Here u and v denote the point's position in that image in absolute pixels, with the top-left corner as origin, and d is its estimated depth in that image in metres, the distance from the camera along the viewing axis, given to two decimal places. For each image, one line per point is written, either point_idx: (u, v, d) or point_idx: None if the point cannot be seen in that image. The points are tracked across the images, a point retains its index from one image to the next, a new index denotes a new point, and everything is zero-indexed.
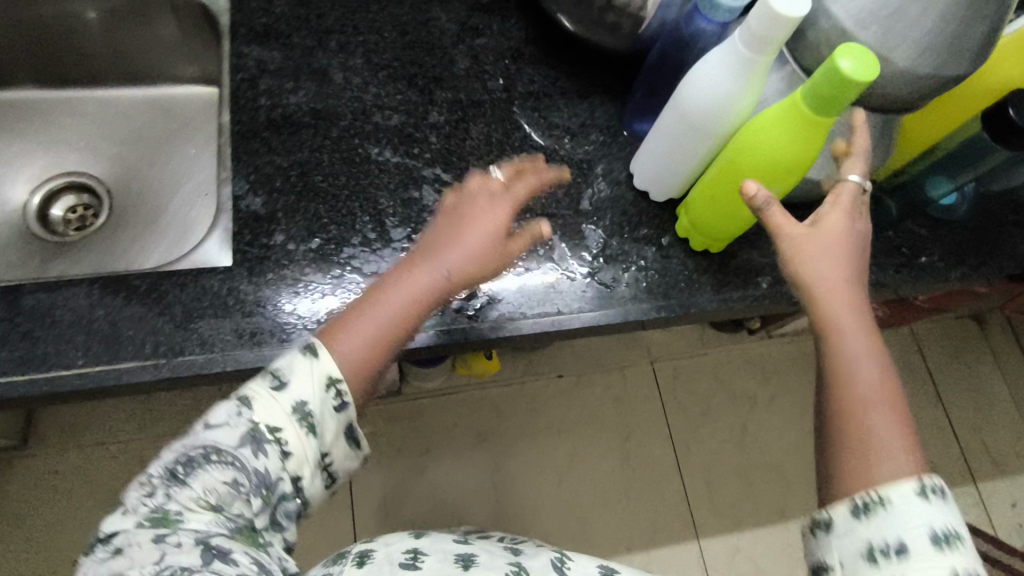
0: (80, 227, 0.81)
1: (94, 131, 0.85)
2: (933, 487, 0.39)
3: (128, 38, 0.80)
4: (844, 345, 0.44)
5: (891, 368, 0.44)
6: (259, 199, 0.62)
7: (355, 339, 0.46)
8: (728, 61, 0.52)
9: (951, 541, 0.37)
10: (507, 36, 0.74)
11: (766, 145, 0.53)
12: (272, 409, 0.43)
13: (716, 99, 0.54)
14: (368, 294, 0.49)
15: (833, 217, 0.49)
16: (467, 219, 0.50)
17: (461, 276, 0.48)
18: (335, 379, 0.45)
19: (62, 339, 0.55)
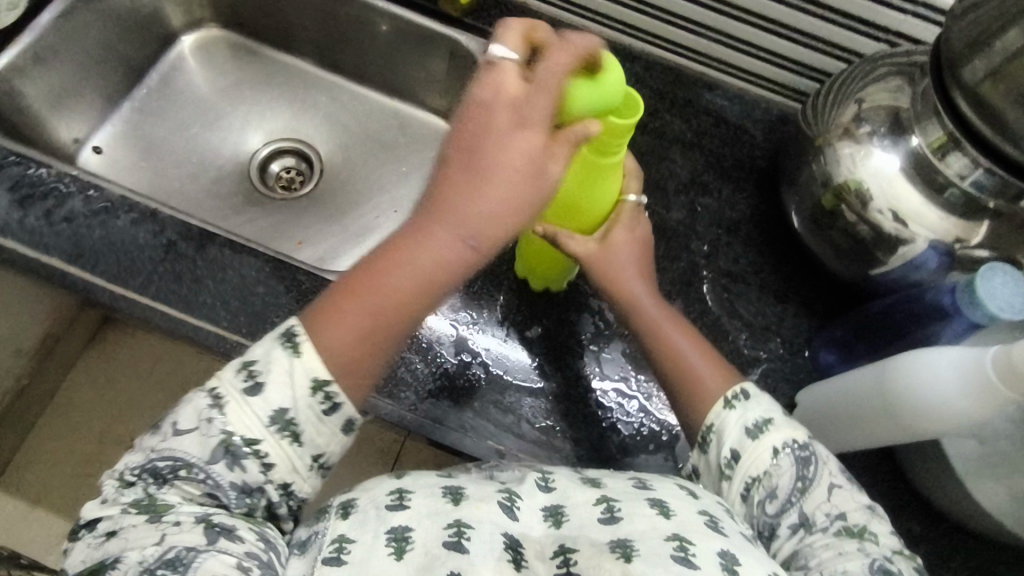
0: (286, 189, 0.89)
1: (338, 117, 0.94)
2: (734, 395, 0.50)
3: (404, 59, 0.88)
4: (662, 335, 0.55)
5: (695, 342, 0.54)
6: None
7: (345, 333, 0.44)
8: (961, 377, 0.49)
9: (761, 427, 0.48)
10: (730, 208, 0.72)
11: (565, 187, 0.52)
12: (246, 420, 0.42)
13: (937, 409, 0.50)
14: (358, 276, 0.45)
15: (619, 234, 0.58)
16: (479, 152, 0.43)
17: (485, 240, 0.43)
18: (323, 382, 0.43)
19: (222, 297, 0.59)
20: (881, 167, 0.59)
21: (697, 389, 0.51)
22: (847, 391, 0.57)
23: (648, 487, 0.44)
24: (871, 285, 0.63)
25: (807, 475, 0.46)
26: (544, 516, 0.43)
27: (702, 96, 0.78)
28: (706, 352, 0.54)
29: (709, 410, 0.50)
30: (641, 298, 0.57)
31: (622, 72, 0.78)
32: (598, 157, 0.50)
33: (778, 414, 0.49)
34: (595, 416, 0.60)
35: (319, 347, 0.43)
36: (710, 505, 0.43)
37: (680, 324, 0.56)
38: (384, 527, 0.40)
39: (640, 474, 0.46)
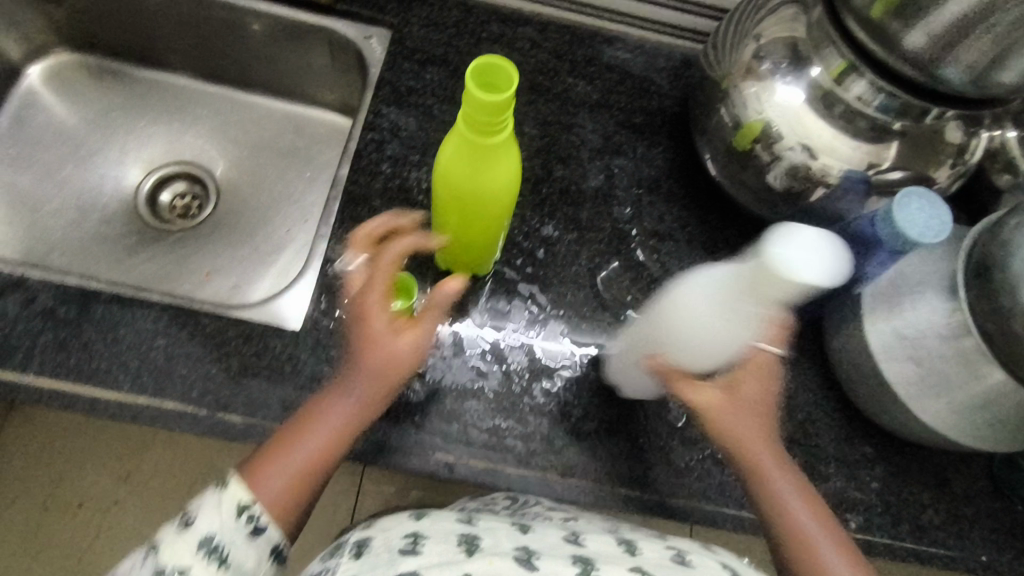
0: (183, 218, 0.83)
1: (225, 130, 0.86)
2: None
3: (283, 58, 0.81)
4: (765, 491, 0.48)
5: (824, 520, 0.47)
6: (348, 268, 0.60)
7: (275, 479, 0.43)
8: (719, 304, 0.44)
9: None
10: (648, 165, 0.70)
11: (458, 178, 0.46)
12: (178, 551, 0.40)
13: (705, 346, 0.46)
14: (271, 455, 0.44)
15: (746, 383, 0.50)
16: (368, 334, 0.47)
17: (370, 396, 0.47)
18: (246, 505, 0.42)
19: (120, 358, 0.54)
20: (785, 100, 0.57)
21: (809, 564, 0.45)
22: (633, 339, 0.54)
23: (686, 563, 0.43)
24: (793, 220, 0.62)
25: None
26: (571, 563, 0.41)
27: (602, 51, 0.75)
28: (846, 547, 0.46)
29: None
30: (768, 470, 0.49)
31: (516, 38, 0.74)
32: (479, 137, 0.42)
33: None
34: (542, 406, 0.58)
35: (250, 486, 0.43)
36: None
37: (795, 479, 0.49)
38: (392, 569, 0.38)
39: (679, 549, 0.45)
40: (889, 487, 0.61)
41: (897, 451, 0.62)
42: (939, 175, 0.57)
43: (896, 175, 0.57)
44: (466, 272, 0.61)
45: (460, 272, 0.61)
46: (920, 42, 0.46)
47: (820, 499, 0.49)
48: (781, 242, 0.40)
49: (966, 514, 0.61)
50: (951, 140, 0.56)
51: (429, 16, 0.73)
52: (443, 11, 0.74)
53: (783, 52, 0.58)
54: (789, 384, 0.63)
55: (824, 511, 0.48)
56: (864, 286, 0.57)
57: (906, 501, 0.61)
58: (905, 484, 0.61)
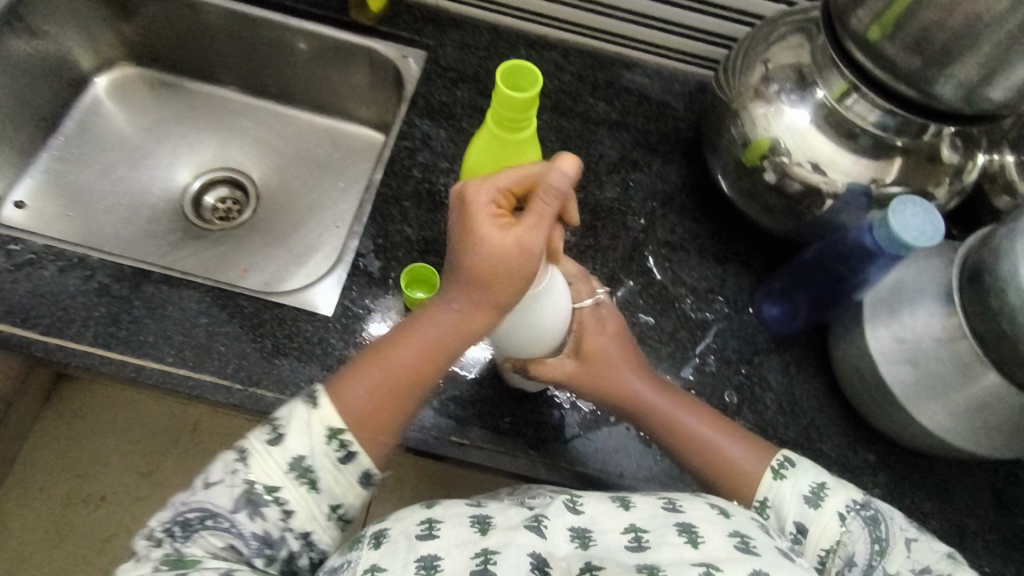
0: (224, 219, 0.88)
1: (268, 140, 0.93)
2: (781, 463, 0.50)
3: (326, 75, 0.88)
4: (672, 428, 0.54)
5: (722, 427, 0.54)
6: (378, 262, 0.65)
7: (362, 386, 0.46)
8: None
9: (820, 494, 0.47)
10: (662, 180, 0.74)
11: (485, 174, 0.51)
12: (269, 471, 0.43)
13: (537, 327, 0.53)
14: (373, 359, 0.48)
15: (593, 337, 0.57)
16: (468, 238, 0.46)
17: (465, 309, 0.48)
18: (338, 432, 0.45)
19: (165, 333, 0.58)
20: (790, 119, 0.61)
21: (724, 472, 0.51)
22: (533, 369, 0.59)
23: (679, 510, 0.43)
24: (800, 233, 0.66)
25: (880, 535, 0.46)
26: (572, 537, 0.41)
27: (621, 76, 0.80)
28: (741, 436, 0.53)
29: (760, 484, 0.49)
30: (641, 396, 0.55)
31: (541, 62, 0.80)
32: (507, 134, 0.47)
33: (828, 477, 0.49)
34: (555, 398, 0.61)
35: (334, 397, 0.46)
36: (741, 523, 0.42)
37: (687, 403, 0.56)
38: (413, 556, 0.40)
39: (670, 495, 0.44)
40: (893, 495, 0.62)
41: (900, 459, 0.64)
42: (938, 192, 0.61)
43: (896, 191, 0.60)
44: None
45: None
46: (914, 62, 0.50)
47: (700, 404, 0.56)
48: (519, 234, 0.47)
49: (970, 526, 0.62)
50: (948, 159, 0.60)
51: (462, 39, 0.80)
52: (475, 36, 0.80)
53: (789, 75, 0.62)
54: (793, 390, 0.65)
55: (711, 415, 0.55)
56: (867, 294, 0.60)
57: (908, 509, 0.62)
58: (909, 494, 0.62)
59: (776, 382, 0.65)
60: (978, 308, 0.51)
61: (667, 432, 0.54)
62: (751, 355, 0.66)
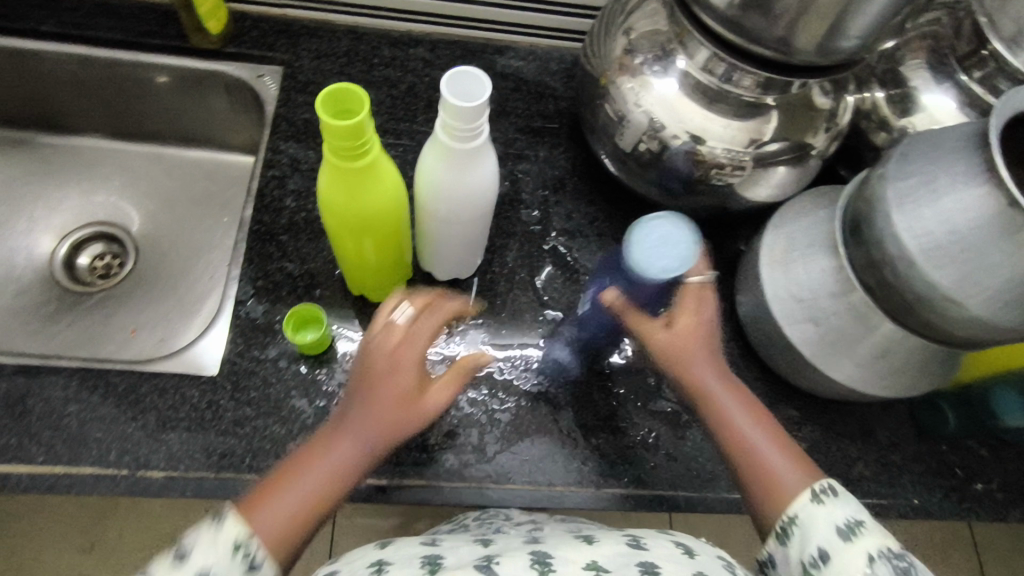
0: (104, 279, 0.82)
1: (137, 185, 0.86)
2: (823, 489, 0.44)
3: (183, 105, 0.81)
4: (725, 419, 0.49)
5: (766, 428, 0.49)
6: (261, 306, 0.60)
7: (274, 521, 0.39)
8: (433, 148, 0.47)
9: (854, 531, 0.41)
10: (552, 167, 0.72)
11: (341, 210, 0.47)
12: (204, 547, 0.37)
13: (465, 193, 0.50)
14: (279, 480, 0.41)
15: (686, 315, 0.51)
16: (376, 369, 0.44)
17: (386, 439, 0.43)
18: (242, 542, 0.38)
19: (32, 431, 0.53)
20: (661, 90, 0.59)
21: (766, 474, 0.46)
22: (456, 240, 0.56)
23: (642, 548, 0.43)
24: (693, 202, 0.65)
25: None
26: (531, 564, 0.40)
27: (495, 62, 0.76)
28: (789, 450, 0.48)
29: (794, 501, 0.44)
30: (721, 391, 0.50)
31: (409, 59, 0.75)
32: (346, 162, 0.43)
33: (868, 516, 0.43)
34: (469, 416, 0.59)
35: (248, 520, 0.39)
36: (706, 564, 0.42)
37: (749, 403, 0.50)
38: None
39: (635, 533, 0.45)
40: (819, 446, 0.63)
41: (820, 408, 0.65)
42: (815, 141, 0.60)
43: (776, 147, 0.59)
44: (379, 299, 0.62)
45: (376, 300, 0.62)
46: (760, 20, 0.48)
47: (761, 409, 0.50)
48: (450, 87, 0.42)
49: (894, 461, 0.64)
50: (820, 106, 0.59)
51: (319, 48, 0.74)
52: (332, 42, 0.75)
53: (651, 44, 0.60)
54: None
55: (754, 406, 0.50)
56: (760, 259, 0.59)
57: (833, 456, 0.63)
58: (833, 442, 0.63)
59: None
60: (863, 259, 0.50)
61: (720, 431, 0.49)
62: None
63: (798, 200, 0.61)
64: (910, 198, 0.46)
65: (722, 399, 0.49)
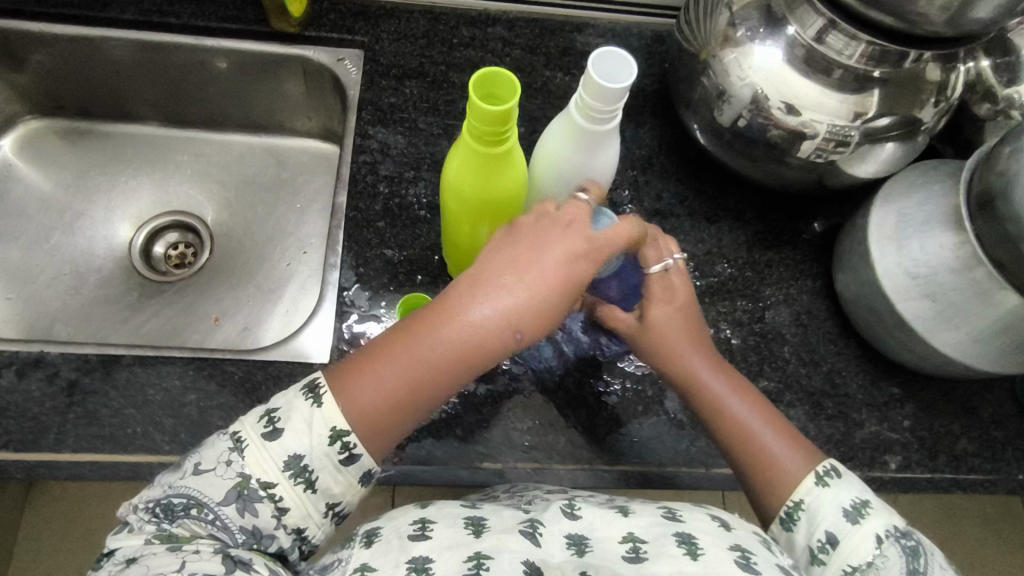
0: (180, 267, 0.82)
1: (208, 172, 0.85)
2: (825, 472, 0.46)
3: (254, 90, 0.80)
4: (713, 408, 0.51)
5: (766, 418, 0.50)
6: (365, 294, 0.60)
7: (371, 401, 0.42)
8: (563, 129, 0.46)
9: (861, 512, 0.43)
10: (639, 146, 0.71)
11: (469, 194, 0.47)
12: (263, 465, 0.40)
13: (587, 176, 0.49)
14: (380, 352, 0.44)
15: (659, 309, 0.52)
16: (527, 258, 0.43)
17: (527, 327, 0.43)
18: (342, 432, 0.41)
19: (154, 420, 0.53)
20: (768, 65, 0.58)
21: (764, 465, 0.48)
22: None
23: (678, 519, 0.43)
24: (788, 179, 0.64)
25: (920, 568, 0.42)
26: (567, 544, 0.41)
27: (575, 40, 0.75)
28: (787, 435, 0.49)
29: (799, 486, 0.46)
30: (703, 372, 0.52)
31: (488, 39, 0.74)
32: (485, 147, 0.42)
33: (874, 495, 0.45)
34: (576, 399, 0.59)
35: (343, 400, 0.42)
36: (742, 537, 0.41)
37: (743, 391, 0.52)
38: (406, 557, 0.39)
39: (670, 505, 0.44)
40: (921, 424, 0.63)
41: (922, 385, 0.64)
42: (925, 116, 0.58)
43: (885, 122, 0.57)
44: None
45: None
46: None
47: (756, 395, 0.52)
48: (592, 67, 0.41)
49: (997, 437, 0.63)
50: (930, 80, 0.57)
51: (398, 30, 0.73)
52: (411, 23, 0.74)
53: (758, 17, 0.59)
54: (808, 340, 0.65)
55: (748, 390, 0.52)
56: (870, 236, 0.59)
57: (935, 433, 0.63)
58: (936, 419, 0.63)
59: (789, 335, 0.65)
60: (997, 234, 0.49)
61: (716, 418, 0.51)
62: (762, 312, 0.65)
63: (905, 177, 0.60)
64: None
65: (706, 385, 0.51)
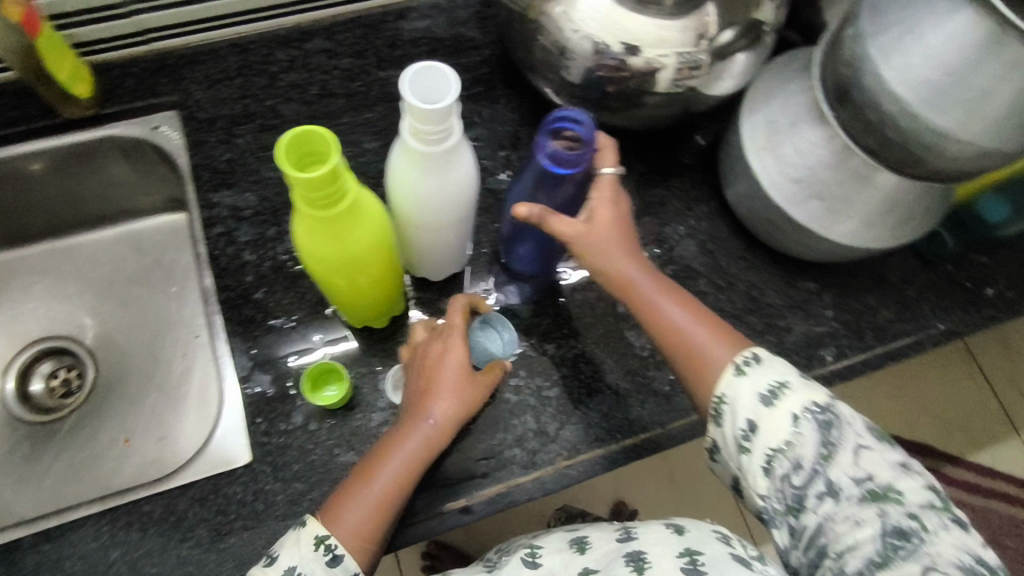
0: (69, 397, 0.73)
1: (61, 285, 0.76)
2: (745, 360, 0.47)
3: (75, 183, 0.71)
4: (645, 310, 0.51)
5: (693, 311, 0.51)
6: (267, 375, 0.55)
7: (353, 515, 0.44)
8: (406, 156, 0.42)
9: (777, 394, 0.44)
10: (501, 122, 0.67)
11: (330, 255, 0.43)
12: None
13: (450, 193, 0.45)
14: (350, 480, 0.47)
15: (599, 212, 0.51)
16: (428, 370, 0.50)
17: (442, 414, 0.48)
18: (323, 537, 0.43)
19: None
20: (601, 9, 0.54)
21: (693, 353, 0.49)
22: (452, 236, 0.52)
23: (631, 538, 0.43)
24: (654, 115, 0.62)
25: (832, 439, 0.42)
26: None
27: (400, 29, 0.69)
28: (709, 321, 0.50)
29: (721, 380, 0.47)
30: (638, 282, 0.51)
31: (310, 57, 0.68)
32: (323, 210, 0.38)
33: (793, 376, 0.45)
34: (517, 404, 0.57)
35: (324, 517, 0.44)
36: (693, 539, 0.42)
37: (670, 290, 0.52)
38: None
39: (627, 523, 0.45)
40: (843, 310, 0.64)
41: (835, 272, 0.65)
42: (763, 15, 0.57)
43: (728, 35, 0.56)
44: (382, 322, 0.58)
45: (379, 324, 0.58)
46: None
47: (682, 292, 0.52)
48: (409, 89, 0.37)
49: (912, 297, 0.65)
50: None
51: (209, 75, 0.66)
52: (220, 63, 0.67)
53: None
54: (721, 265, 0.65)
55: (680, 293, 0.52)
56: (747, 150, 0.58)
57: (857, 313, 0.64)
58: (855, 299, 0.65)
59: (702, 266, 0.65)
60: (858, 120, 0.49)
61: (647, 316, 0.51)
62: (670, 253, 0.65)
63: (761, 82, 0.59)
64: (894, 48, 0.44)
65: (639, 287, 0.51)
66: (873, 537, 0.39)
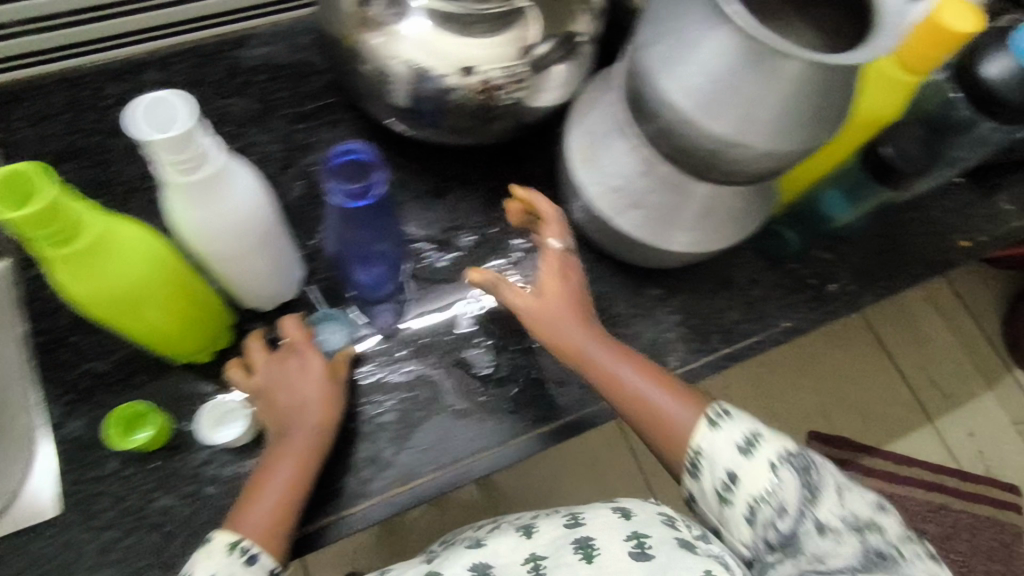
0: None
1: None
2: (717, 414, 0.48)
3: None
4: (607, 383, 0.51)
5: (651, 377, 0.51)
6: (82, 420, 0.53)
7: (258, 522, 0.45)
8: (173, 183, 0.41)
9: (752, 444, 0.46)
10: (342, 145, 0.67)
11: (99, 290, 0.42)
12: None
13: (236, 215, 0.44)
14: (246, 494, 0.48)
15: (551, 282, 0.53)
16: (291, 384, 0.51)
17: (320, 418, 0.50)
18: (236, 542, 0.44)
19: None
20: (417, 34, 0.54)
21: (671, 424, 0.49)
22: (265, 257, 0.51)
23: (579, 524, 0.47)
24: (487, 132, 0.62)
25: (812, 481, 0.44)
26: None
27: (239, 57, 0.68)
28: (669, 385, 0.51)
29: (695, 435, 0.47)
30: (597, 360, 0.51)
31: (142, 89, 0.66)
32: (57, 236, 0.38)
33: (762, 424, 0.47)
34: (351, 433, 0.56)
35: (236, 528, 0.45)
36: (639, 524, 0.46)
37: (639, 360, 0.52)
38: None
39: (574, 512, 0.49)
40: (689, 313, 0.65)
41: (681, 277, 0.66)
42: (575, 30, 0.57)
43: (541, 51, 0.56)
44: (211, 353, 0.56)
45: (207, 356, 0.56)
46: None
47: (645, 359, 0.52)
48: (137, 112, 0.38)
49: (757, 296, 0.66)
50: None
51: (34, 112, 0.64)
52: (46, 99, 0.65)
53: None
54: None
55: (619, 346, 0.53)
56: (571, 163, 0.58)
57: (702, 316, 0.65)
58: (701, 303, 0.65)
59: None
60: (654, 130, 0.50)
61: (605, 383, 0.51)
62: (515, 268, 0.65)
63: (584, 96, 0.60)
64: (670, 60, 0.45)
65: (595, 356, 0.51)
66: (854, 554, 0.42)
